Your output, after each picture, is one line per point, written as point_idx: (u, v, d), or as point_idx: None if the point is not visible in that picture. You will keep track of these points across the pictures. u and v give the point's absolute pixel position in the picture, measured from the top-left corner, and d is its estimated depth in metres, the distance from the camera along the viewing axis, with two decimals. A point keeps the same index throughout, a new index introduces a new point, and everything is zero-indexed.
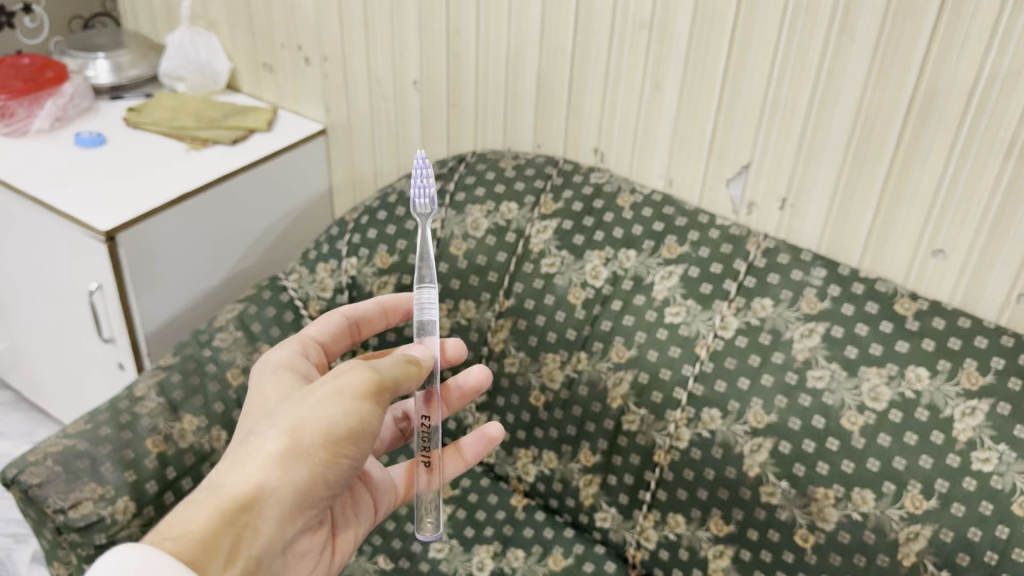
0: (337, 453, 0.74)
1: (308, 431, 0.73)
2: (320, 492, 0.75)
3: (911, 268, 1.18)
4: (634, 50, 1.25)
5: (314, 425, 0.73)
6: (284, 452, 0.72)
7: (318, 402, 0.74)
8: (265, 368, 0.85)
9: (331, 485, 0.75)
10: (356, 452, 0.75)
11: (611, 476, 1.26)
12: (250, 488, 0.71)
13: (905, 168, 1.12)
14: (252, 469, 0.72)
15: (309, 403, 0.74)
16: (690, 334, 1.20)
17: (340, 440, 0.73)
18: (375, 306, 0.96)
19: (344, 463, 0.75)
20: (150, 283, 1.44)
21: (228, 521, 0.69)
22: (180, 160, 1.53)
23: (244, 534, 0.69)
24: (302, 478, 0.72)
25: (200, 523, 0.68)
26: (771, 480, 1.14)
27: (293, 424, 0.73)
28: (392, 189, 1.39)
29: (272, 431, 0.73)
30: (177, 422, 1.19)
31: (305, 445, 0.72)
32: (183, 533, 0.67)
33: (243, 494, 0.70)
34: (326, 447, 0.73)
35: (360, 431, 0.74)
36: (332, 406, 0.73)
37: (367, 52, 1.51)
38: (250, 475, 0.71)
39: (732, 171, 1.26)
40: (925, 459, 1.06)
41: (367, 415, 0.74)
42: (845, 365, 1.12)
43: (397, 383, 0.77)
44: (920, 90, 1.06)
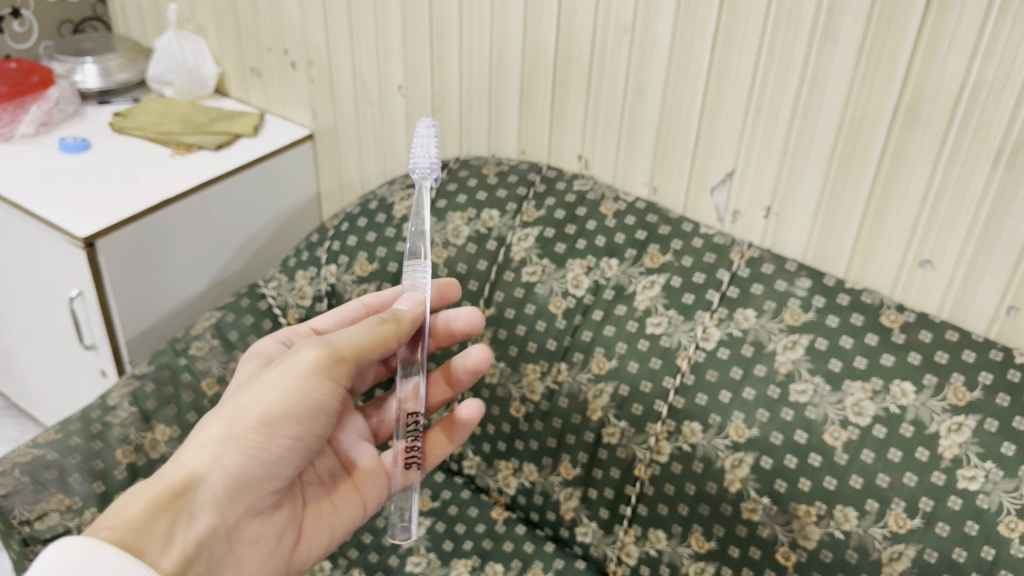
0: (273, 431, 0.81)
1: (244, 416, 0.81)
2: (262, 474, 0.82)
3: (899, 279, 1.14)
4: (617, 54, 1.22)
5: (253, 409, 0.81)
6: (219, 439, 0.80)
7: (258, 387, 0.82)
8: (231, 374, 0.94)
9: (269, 466, 0.82)
10: (297, 431, 0.82)
11: (592, 490, 1.23)
12: (184, 476, 0.79)
13: (891, 176, 1.08)
14: (187, 459, 0.80)
15: (252, 390, 0.82)
16: (671, 346, 1.17)
17: (277, 420, 0.81)
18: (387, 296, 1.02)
19: (283, 441, 0.82)
20: (136, 279, 1.43)
21: (163, 506, 0.76)
22: (163, 166, 1.51)
23: (180, 519, 0.77)
24: (239, 459, 0.80)
25: (136, 512, 0.75)
26: (752, 496, 1.11)
27: (230, 413, 0.81)
28: (373, 196, 1.37)
29: (212, 420, 0.82)
30: (149, 432, 1.18)
31: (240, 429, 0.80)
32: (118, 522, 0.74)
33: (179, 481, 0.78)
34: (261, 430, 0.80)
35: (300, 408, 0.82)
36: (271, 390, 0.81)
37: (351, 57, 1.49)
38: (185, 465, 0.79)
39: (716, 178, 1.23)
40: (909, 477, 1.03)
41: (308, 392, 0.82)
42: (829, 379, 1.09)
43: (356, 349, 0.83)
44: (905, 96, 1.03)
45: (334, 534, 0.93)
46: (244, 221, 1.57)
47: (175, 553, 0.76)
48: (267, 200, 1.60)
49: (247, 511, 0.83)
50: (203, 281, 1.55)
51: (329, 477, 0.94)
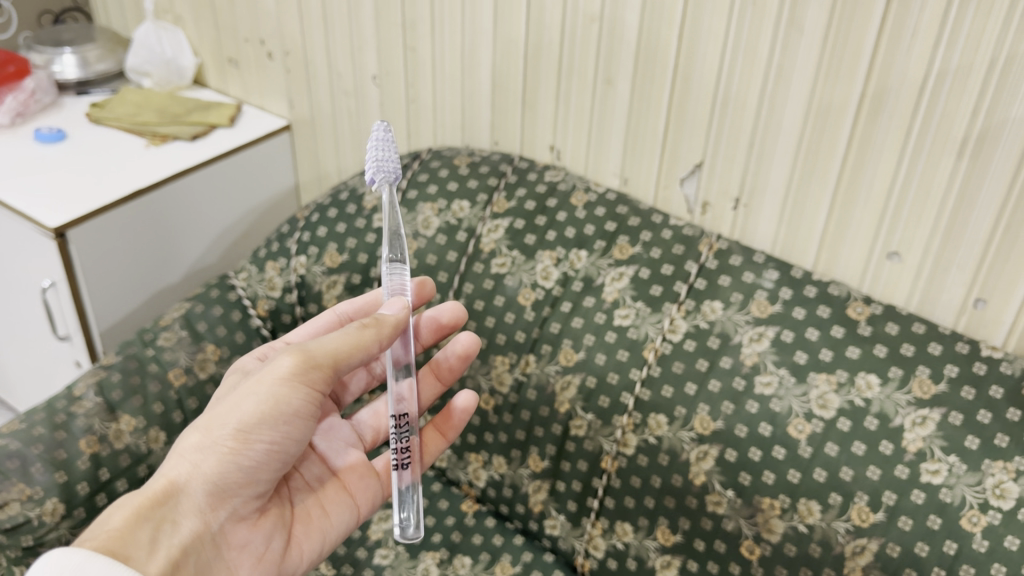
0: (249, 437, 0.80)
1: (221, 424, 0.80)
2: (244, 479, 0.82)
3: (867, 272, 1.13)
4: (585, 44, 1.22)
5: (226, 418, 0.80)
6: (197, 448, 0.81)
7: (234, 397, 0.82)
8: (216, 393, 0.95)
9: (252, 472, 0.82)
10: (274, 435, 0.81)
11: (560, 483, 1.22)
12: (166, 485, 0.80)
13: (857, 168, 1.07)
14: (171, 469, 0.81)
15: (230, 400, 0.82)
16: (638, 338, 1.16)
17: (251, 426, 0.80)
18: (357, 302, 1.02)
19: (260, 445, 0.80)
20: (107, 269, 1.42)
21: (145, 516, 0.77)
22: (138, 156, 1.51)
23: (163, 527, 0.78)
24: (213, 466, 0.80)
25: (119, 522, 0.76)
26: (717, 489, 1.10)
27: (210, 422, 0.81)
28: (345, 187, 1.38)
29: (192, 430, 0.82)
30: (114, 422, 1.17)
31: (216, 437, 0.80)
32: (101, 532, 0.76)
33: (159, 491, 0.79)
34: (234, 436, 0.80)
35: (275, 413, 0.80)
36: (245, 398, 0.81)
37: (326, 47, 1.48)
38: (169, 475, 0.80)
39: (686, 169, 1.22)
40: (872, 470, 1.02)
41: (281, 399, 0.80)
42: (794, 371, 1.08)
43: (333, 356, 0.81)
44: (870, 87, 1.02)
45: (326, 537, 0.91)
46: (217, 213, 1.56)
47: (159, 560, 0.76)
48: (242, 193, 1.59)
49: (235, 517, 0.83)
50: (176, 273, 1.54)
51: (316, 482, 0.93)
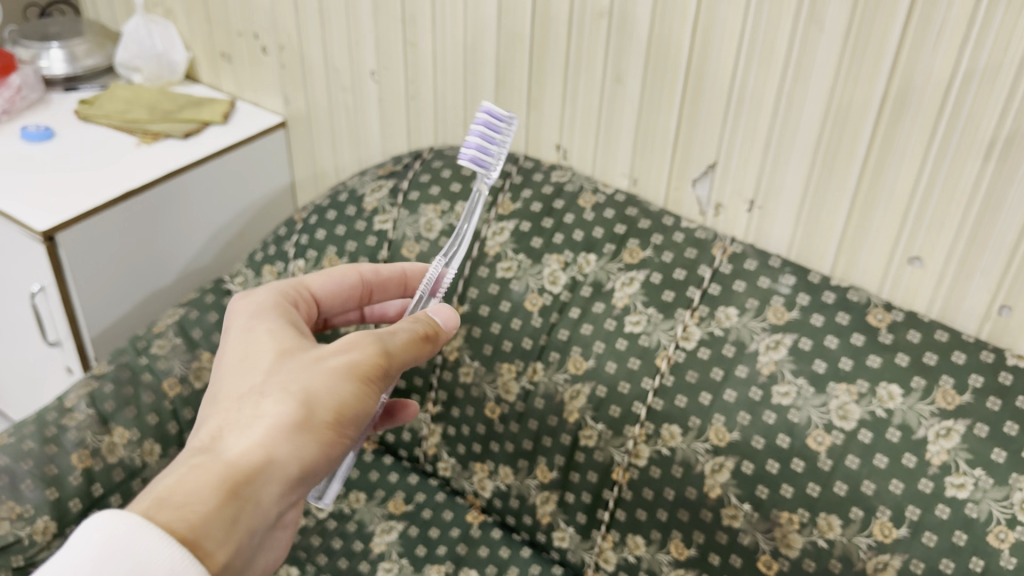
0: (341, 431, 0.66)
1: (319, 401, 0.65)
2: (322, 473, 0.66)
3: (887, 277, 1.09)
4: (594, 40, 1.17)
5: (322, 398, 0.65)
6: (294, 422, 0.63)
7: (322, 377, 0.66)
8: (227, 321, 0.73)
9: (328, 465, 0.66)
10: (355, 433, 0.68)
11: (569, 494, 1.18)
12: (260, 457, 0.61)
13: (878, 169, 1.03)
14: (260, 434, 0.62)
15: (317, 375, 0.66)
16: (650, 345, 1.13)
17: (346, 421, 0.66)
18: (390, 271, 0.84)
19: (346, 439, 0.67)
20: (98, 274, 1.38)
21: (232, 489, 0.59)
22: (126, 155, 1.45)
23: (249, 507, 0.59)
24: (307, 453, 0.63)
25: (205, 496, 0.57)
26: (733, 502, 1.06)
27: (306, 394, 0.65)
28: (343, 187, 1.34)
29: (279, 398, 0.64)
30: (107, 435, 1.13)
31: (313, 419, 0.64)
32: (183, 503, 0.56)
33: (245, 468, 0.60)
34: (334, 426, 0.65)
35: (366, 409, 0.67)
36: (342, 383, 0.66)
37: (322, 42, 1.43)
38: (257, 441, 0.62)
39: (698, 170, 1.18)
40: (895, 484, 0.99)
41: (372, 399, 0.67)
42: (812, 381, 1.05)
43: (405, 364, 0.70)
44: (893, 85, 0.98)
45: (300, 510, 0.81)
46: (212, 213, 1.52)
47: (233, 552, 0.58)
48: (239, 186, 1.55)
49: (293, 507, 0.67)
50: (170, 275, 1.50)
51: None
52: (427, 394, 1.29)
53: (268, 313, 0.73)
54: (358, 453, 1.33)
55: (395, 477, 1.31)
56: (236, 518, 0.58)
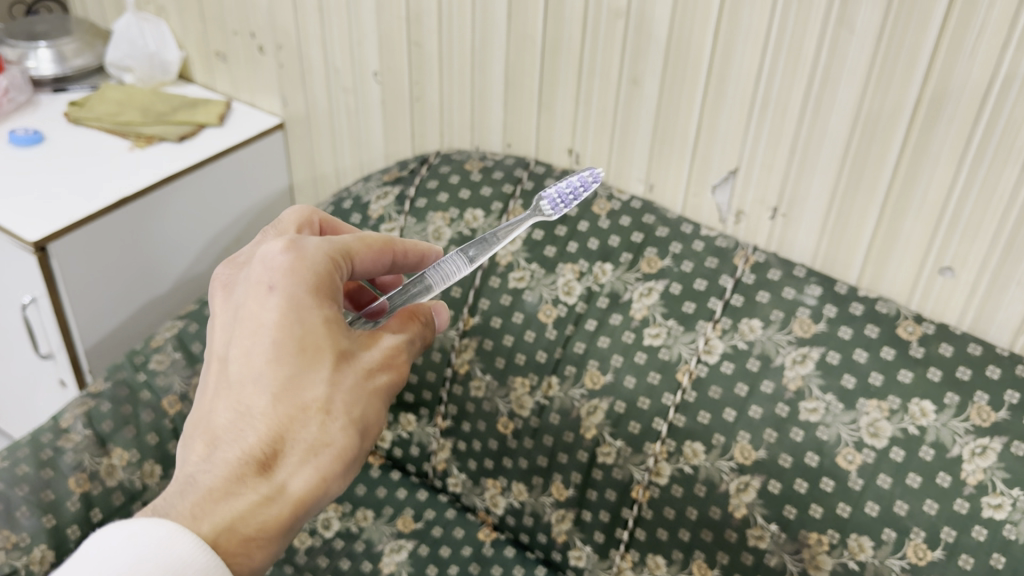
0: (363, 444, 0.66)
1: (369, 429, 0.64)
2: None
3: (916, 287, 1.06)
4: (609, 41, 1.13)
5: (367, 426, 0.63)
6: (352, 454, 0.62)
7: (368, 402, 0.63)
8: (271, 268, 0.62)
9: None
10: None
11: (586, 512, 1.14)
12: (319, 491, 0.61)
13: (910, 177, 1.00)
14: (322, 468, 0.60)
15: (364, 397, 0.63)
16: (671, 359, 1.09)
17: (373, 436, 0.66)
18: (416, 252, 0.72)
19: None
20: (92, 283, 1.32)
21: (289, 523, 0.60)
22: (119, 160, 1.40)
23: (295, 528, 0.62)
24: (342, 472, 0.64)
25: (263, 532, 0.59)
26: (759, 522, 1.03)
27: (360, 420, 0.62)
28: (347, 194, 1.29)
29: (335, 426, 0.61)
30: (105, 458, 1.09)
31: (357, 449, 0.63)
32: (246, 536, 0.58)
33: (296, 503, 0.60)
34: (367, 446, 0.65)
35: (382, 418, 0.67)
36: (383, 406, 0.65)
37: (322, 41, 1.38)
38: (319, 474, 0.60)
39: (718, 176, 1.14)
40: (929, 505, 0.96)
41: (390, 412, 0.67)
42: (841, 397, 1.01)
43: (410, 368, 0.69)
44: (927, 91, 0.94)
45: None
46: (209, 218, 1.47)
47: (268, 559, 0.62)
48: (236, 188, 1.49)
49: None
50: (166, 283, 1.45)
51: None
52: (436, 408, 1.24)
53: (319, 279, 0.62)
54: (365, 468, 1.28)
55: (403, 493, 1.25)
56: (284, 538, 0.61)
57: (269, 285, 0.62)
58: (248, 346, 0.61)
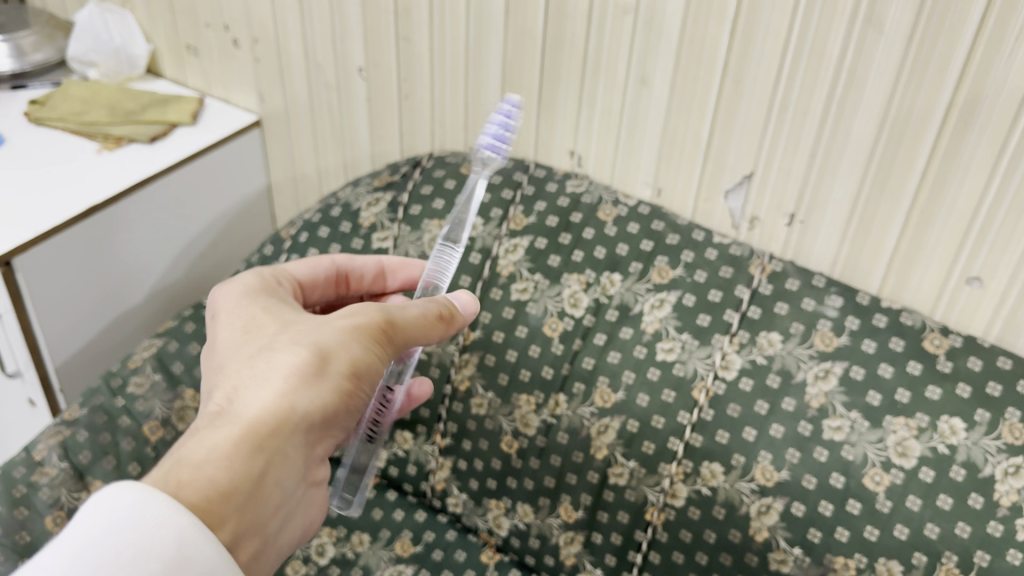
0: (357, 382, 0.63)
1: (337, 356, 0.62)
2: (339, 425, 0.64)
3: (941, 296, 1.01)
4: (617, 39, 1.06)
5: (337, 353, 0.62)
6: (310, 371, 0.61)
7: (328, 334, 0.63)
8: (214, 302, 0.69)
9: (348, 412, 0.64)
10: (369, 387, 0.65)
11: (596, 535, 1.08)
12: (280, 411, 0.59)
13: (939, 184, 0.95)
14: (279, 387, 0.59)
15: (326, 332, 0.63)
16: (685, 375, 1.03)
17: (362, 374, 0.63)
18: (368, 260, 0.81)
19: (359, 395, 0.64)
20: (62, 298, 1.24)
21: (259, 445, 0.57)
22: (86, 163, 1.31)
23: (276, 461, 0.58)
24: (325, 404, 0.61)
25: (221, 455, 0.56)
26: (782, 546, 0.98)
27: (316, 347, 0.62)
28: (335, 200, 1.22)
29: (288, 353, 0.61)
30: (84, 492, 1.01)
31: (327, 372, 0.61)
32: (200, 462, 0.55)
33: (260, 426, 0.58)
34: (349, 376, 0.62)
35: (379, 369, 0.65)
36: (354, 338, 0.63)
37: (302, 36, 1.30)
38: (275, 394, 0.59)
39: (731, 181, 1.08)
40: (961, 527, 0.91)
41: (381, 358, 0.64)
42: (867, 415, 0.97)
43: (414, 332, 0.66)
44: (961, 95, 0.89)
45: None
46: (187, 219, 1.39)
47: (262, 508, 0.57)
48: (215, 188, 1.41)
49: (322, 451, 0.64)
50: (141, 291, 1.37)
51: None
52: (434, 426, 1.18)
53: (258, 292, 0.70)
54: None
55: (400, 515, 1.19)
56: (265, 472, 0.57)
57: (214, 311, 0.68)
58: (211, 357, 0.65)
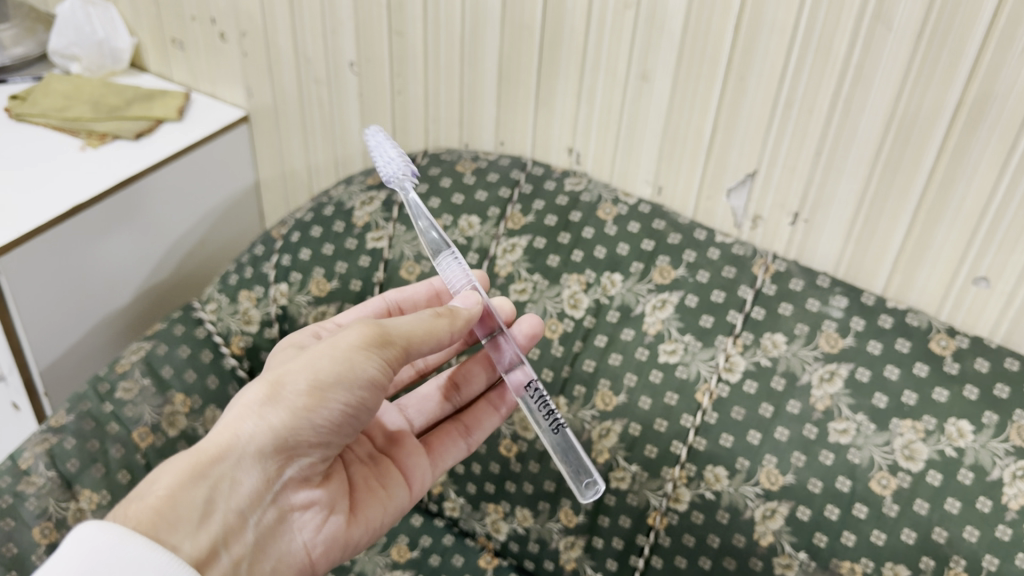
0: (324, 395, 0.69)
1: (292, 378, 0.70)
2: (305, 446, 0.71)
3: (947, 296, 1.00)
4: (617, 34, 1.04)
5: (301, 373, 0.69)
6: (265, 399, 0.70)
7: (301, 358, 0.71)
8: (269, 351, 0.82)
9: (324, 432, 0.71)
10: (352, 398, 0.70)
11: (597, 539, 1.07)
12: (224, 442, 0.70)
13: (947, 182, 0.93)
14: (236, 418, 0.70)
15: (303, 356, 0.71)
16: (688, 377, 1.02)
17: (330, 384, 0.69)
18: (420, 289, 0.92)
19: (328, 410, 0.69)
20: (46, 299, 1.20)
21: (201, 474, 0.69)
22: (69, 162, 1.27)
23: (221, 487, 0.69)
24: (277, 425, 0.69)
25: (170, 484, 0.68)
26: (787, 550, 0.96)
27: (280, 373, 0.71)
28: (328, 198, 1.20)
29: (257, 382, 0.71)
30: (72, 502, 0.98)
31: (285, 394, 0.69)
32: (152, 491, 0.68)
33: (210, 456, 0.69)
34: (310, 391, 0.69)
35: (361, 377, 0.69)
36: (328, 353, 0.70)
37: (292, 29, 1.26)
38: (230, 426, 0.70)
39: (734, 179, 1.07)
40: (969, 531, 0.89)
41: (366, 367, 0.69)
42: (873, 417, 0.95)
43: (408, 338, 0.71)
44: (970, 93, 0.87)
45: (388, 509, 0.80)
46: (175, 218, 1.36)
47: (212, 529, 0.68)
48: (202, 186, 1.38)
49: (299, 476, 0.73)
50: (127, 293, 1.34)
51: (370, 458, 0.82)
52: None
53: (294, 341, 0.81)
54: None
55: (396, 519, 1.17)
56: (208, 497, 0.69)
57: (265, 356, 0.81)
58: None
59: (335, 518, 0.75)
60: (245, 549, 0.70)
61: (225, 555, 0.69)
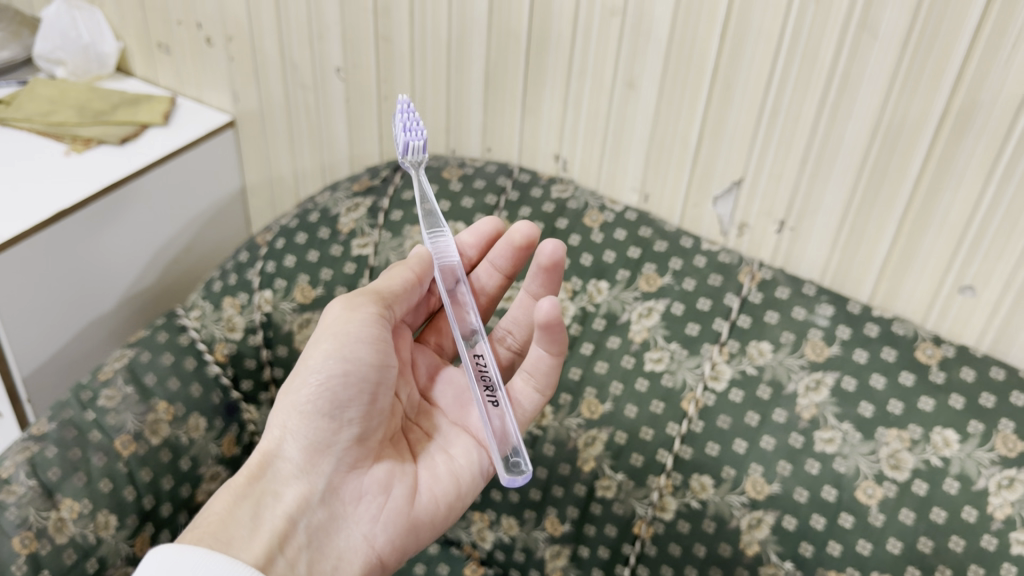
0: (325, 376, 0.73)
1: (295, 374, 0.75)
2: (330, 436, 0.75)
3: (933, 305, 1.00)
4: (603, 40, 1.04)
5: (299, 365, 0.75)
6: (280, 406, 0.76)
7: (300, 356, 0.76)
8: None
9: (337, 411, 0.74)
10: (347, 367, 0.73)
11: (583, 548, 1.06)
12: (258, 460, 0.75)
13: (934, 190, 0.93)
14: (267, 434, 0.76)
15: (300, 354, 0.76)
16: (674, 386, 1.02)
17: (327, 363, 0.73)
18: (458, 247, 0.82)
19: (339, 385, 0.73)
20: (32, 304, 1.19)
21: (243, 494, 0.73)
22: (55, 168, 1.25)
23: (265, 500, 0.74)
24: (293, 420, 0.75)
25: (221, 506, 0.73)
26: (773, 560, 0.95)
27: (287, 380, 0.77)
28: (313, 205, 1.20)
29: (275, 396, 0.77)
30: (54, 512, 0.97)
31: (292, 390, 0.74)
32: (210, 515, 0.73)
33: (250, 474, 0.75)
34: (308, 374, 0.73)
35: (350, 343, 0.73)
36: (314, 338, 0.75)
37: (277, 33, 1.25)
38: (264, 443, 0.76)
39: (720, 187, 1.06)
40: (955, 541, 0.89)
41: (348, 332, 0.73)
42: (859, 426, 0.94)
43: (388, 294, 0.76)
44: (956, 102, 0.87)
45: (456, 478, 0.78)
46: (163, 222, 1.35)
47: (265, 537, 0.71)
48: (188, 192, 1.37)
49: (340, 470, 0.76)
50: (112, 299, 1.33)
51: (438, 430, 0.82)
52: None
53: None
54: None
55: None
56: (256, 509, 0.73)
57: None
58: None
59: (392, 501, 0.76)
60: (303, 549, 0.73)
61: (284, 558, 0.71)
